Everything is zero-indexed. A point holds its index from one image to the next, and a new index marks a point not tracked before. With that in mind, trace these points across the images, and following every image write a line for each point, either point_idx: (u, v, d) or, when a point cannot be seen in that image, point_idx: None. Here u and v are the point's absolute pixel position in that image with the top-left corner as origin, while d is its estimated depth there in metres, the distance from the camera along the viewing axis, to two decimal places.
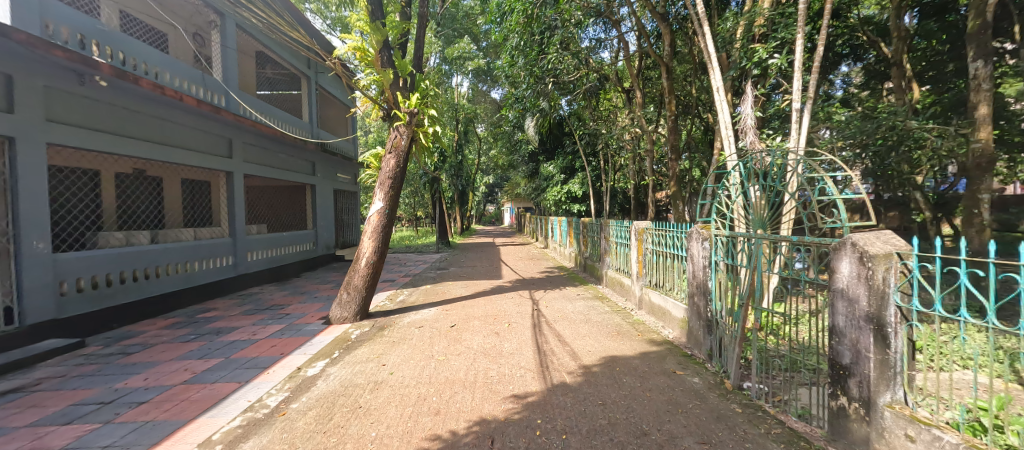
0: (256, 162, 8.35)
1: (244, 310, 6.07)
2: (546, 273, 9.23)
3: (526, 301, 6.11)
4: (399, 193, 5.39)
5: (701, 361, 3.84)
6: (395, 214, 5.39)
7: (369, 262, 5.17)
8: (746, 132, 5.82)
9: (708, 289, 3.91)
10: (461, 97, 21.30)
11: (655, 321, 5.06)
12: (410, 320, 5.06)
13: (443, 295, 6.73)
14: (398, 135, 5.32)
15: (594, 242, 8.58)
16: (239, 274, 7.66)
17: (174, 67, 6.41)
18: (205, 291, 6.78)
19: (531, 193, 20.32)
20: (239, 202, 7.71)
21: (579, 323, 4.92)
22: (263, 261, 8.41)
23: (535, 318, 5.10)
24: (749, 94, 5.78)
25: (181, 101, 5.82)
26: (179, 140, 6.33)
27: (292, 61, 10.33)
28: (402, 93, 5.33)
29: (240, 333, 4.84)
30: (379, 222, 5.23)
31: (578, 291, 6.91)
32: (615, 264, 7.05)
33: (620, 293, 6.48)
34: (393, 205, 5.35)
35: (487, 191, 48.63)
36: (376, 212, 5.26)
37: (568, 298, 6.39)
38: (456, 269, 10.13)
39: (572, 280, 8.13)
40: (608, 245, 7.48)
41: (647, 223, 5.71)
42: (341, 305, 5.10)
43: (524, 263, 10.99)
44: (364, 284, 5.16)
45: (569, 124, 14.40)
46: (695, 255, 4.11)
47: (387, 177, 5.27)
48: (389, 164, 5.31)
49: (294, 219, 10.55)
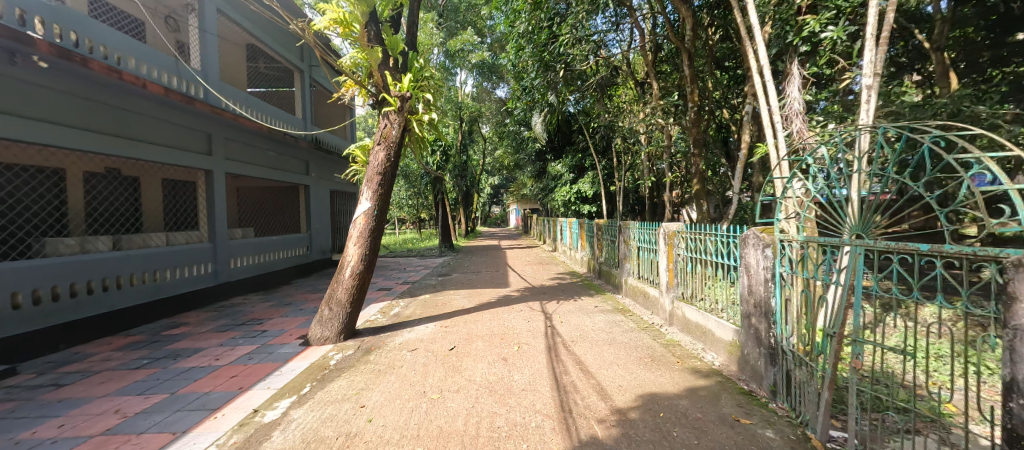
0: (240, 159, 7.65)
1: (216, 326, 5.33)
2: (557, 279, 8.42)
3: (538, 316, 5.31)
4: (389, 192, 4.60)
5: (764, 400, 3.02)
6: (385, 216, 4.61)
7: (354, 273, 4.39)
8: (792, 118, 4.98)
9: (772, 310, 3.08)
10: (465, 95, 20.62)
11: (693, 341, 4.26)
12: (402, 342, 4.29)
13: (443, 307, 5.96)
14: (388, 123, 4.53)
15: (611, 246, 7.76)
16: (220, 282, 6.96)
17: (141, 52, 5.73)
18: (177, 302, 6.06)
19: (536, 193, 19.57)
20: (219, 204, 7.01)
21: (603, 345, 4.11)
22: (248, 268, 7.70)
23: (550, 338, 4.30)
24: (796, 75, 4.96)
25: (144, 89, 5.14)
26: (144, 134, 5.65)
27: (283, 52, 9.65)
28: (392, 75, 4.57)
29: (202, 357, 4.09)
30: (366, 225, 4.45)
31: (595, 302, 6.09)
32: (638, 272, 6.21)
33: (645, 305, 5.65)
34: (383, 205, 4.56)
35: (492, 192, 47.93)
36: (362, 213, 4.47)
37: (585, 310, 5.60)
38: (459, 275, 9.36)
39: (587, 288, 7.32)
40: (628, 251, 6.63)
41: (679, 225, 4.93)
42: (322, 323, 4.35)
43: (532, 268, 10.17)
44: (348, 298, 4.39)
45: (579, 120, 13.60)
46: (751, 266, 3.28)
47: (375, 173, 4.48)
48: (377, 158, 4.51)
49: (286, 222, 9.84)
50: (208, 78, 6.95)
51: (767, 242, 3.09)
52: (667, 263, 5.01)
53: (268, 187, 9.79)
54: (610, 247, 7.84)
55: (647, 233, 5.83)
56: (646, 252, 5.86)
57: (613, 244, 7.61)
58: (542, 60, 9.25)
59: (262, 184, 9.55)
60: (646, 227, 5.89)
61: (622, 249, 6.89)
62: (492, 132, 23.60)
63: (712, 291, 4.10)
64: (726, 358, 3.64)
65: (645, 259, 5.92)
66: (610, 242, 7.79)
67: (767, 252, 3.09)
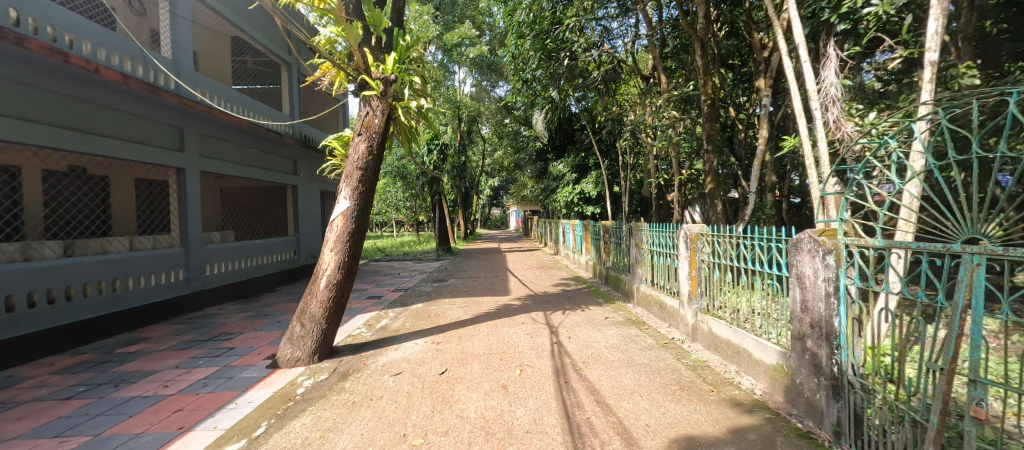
0: (218, 157, 7.06)
1: (179, 341, 4.72)
2: (561, 286, 7.82)
3: (542, 329, 4.70)
4: (372, 189, 4.00)
5: (827, 445, 2.41)
6: (367, 217, 4.02)
7: (330, 283, 3.79)
8: (831, 106, 4.40)
9: (835, 331, 2.48)
10: (463, 95, 20.09)
11: (723, 362, 3.65)
12: (384, 364, 3.67)
13: (436, 319, 5.35)
14: (370, 111, 3.94)
15: (620, 250, 7.15)
16: (193, 291, 6.35)
17: (101, 35, 5.12)
18: (141, 314, 5.45)
19: (537, 194, 18.99)
20: (192, 205, 6.41)
21: (620, 368, 3.50)
22: (226, 275, 7.09)
23: (557, 359, 3.70)
24: (833, 56, 4.39)
25: (99, 74, 4.55)
26: (102, 127, 5.04)
27: (269, 44, 9.09)
28: (375, 55, 3.99)
29: (149, 383, 3.48)
30: (344, 227, 3.85)
31: (605, 313, 5.48)
32: (652, 280, 5.60)
33: (662, 317, 5.06)
34: (365, 204, 3.96)
35: (493, 194, 47.45)
36: (340, 215, 3.86)
37: (595, 323, 4.99)
38: (456, 280, 8.75)
39: (595, 296, 6.71)
40: (640, 256, 6.03)
41: (702, 227, 4.34)
42: (293, 342, 3.74)
43: (533, 273, 9.55)
44: (324, 313, 3.78)
45: (583, 119, 13.03)
46: (806, 276, 2.67)
47: (356, 168, 3.88)
48: (357, 150, 3.91)
49: (272, 225, 9.25)
50: (181, 67, 6.36)
51: (830, 248, 2.48)
52: (688, 271, 4.38)
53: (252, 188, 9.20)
54: (619, 251, 7.22)
55: (664, 237, 5.22)
56: (662, 258, 5.24)
57: (623, 248, 7.00)
58: (544, 49, 8.68)
59: (246, 185, 8.96)
60: (662, 231, 5.27)
61: (632, 254, 6.28)
62: (492, 133, 23.04)
63: (748, 304, 3.50)
64: (769, 385, 3.06)
65: (661, 266, 5.29)
66: (620, 246, 7.18)
67: (830, 260, 2.47)
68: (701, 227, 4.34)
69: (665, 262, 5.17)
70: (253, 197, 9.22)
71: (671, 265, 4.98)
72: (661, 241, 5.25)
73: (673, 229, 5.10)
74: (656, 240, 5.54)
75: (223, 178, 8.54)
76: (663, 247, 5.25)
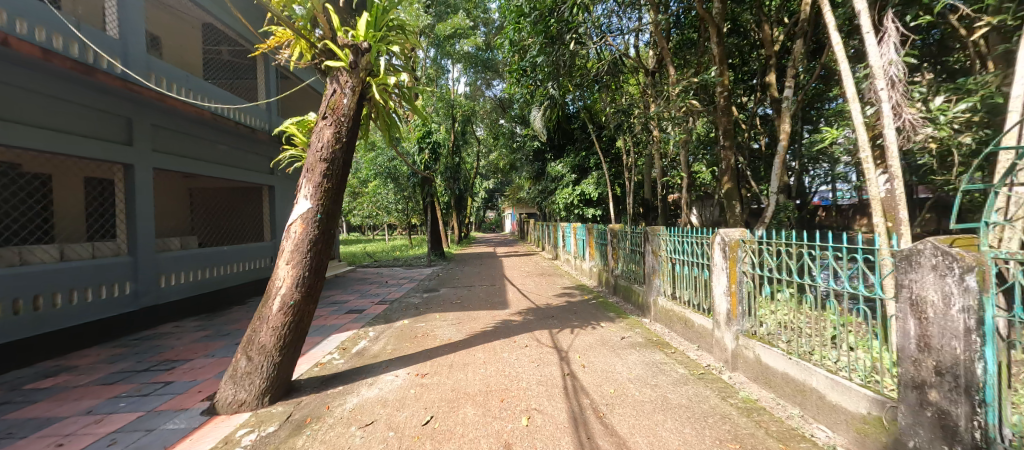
0: (177, 152, 6.22)
1: (108, 373, 3.86)
2: (564, 296, 7.07)
3: (550, 355, 3.92)
4: (340, 187, 3.20)
5: None
6: (334, 220, 3.23)
7: (286, 305, 2.99)
8: (896, 87, 3.69)
9: (978, 383, 1.72)
10: (457, 94, 19.46)
11: (780, 403, 2.91)
12: (351, 409, 2.87)
13: (424, 340, 4.55)
14: (337, 88, 3.14)
15: (632, 257, 6.40)
16: (143, 307, 5.49)
17: (21, 5, 4.27)
18: (74, 335, 4.60)
19: (534, 196, 18.22)
20: (143, 208, 5.56)
21: (655, 414, 2.72)
22: (185, 287, 6.23)
23: (572, 399, 2.93)
24: (893, 29, 3.71)
25: (9, 46, 3.70)
26: (21, 113, 4.18)
27: (243, 30, 8.28)
28: (343, 20, 3.20)
29: (39, 440, 2.63)
30: (304, 234, 3.05)
31: (621, 332, 4.72)
32: (675, 293, 4.83)
33: (689, 338, 4.32)
34: (331, 205, 3.17)
35: (487, 198, 46.75)
36: (299, 219, 3.06)
37: (611, 345, 4.24)
38: (448, 290, 7.95)
39: (605, 309, 5.92)
40: (658, 265, 5.27)
41: (743, 233, 3.60)
42: (236, 381, 2.93)
43: (533, 281, 8.79)
44: (278, 343, 2.98)
45: (584, 116, 12.30)
46: (924, 301, 1.93)
47: (318, 160, 3.09)
48: (321, 137, 3.12)
49: (245, 229, 8.40)
50: (129, 49, 5.53)
51: (972, 265, 1.72)
52: (725, 285, 3.62)
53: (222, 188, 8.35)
54: (631, 258, 6.45)
55: (690, 243, 4.46)
56: (688, 268, 4.48)
57: (636, 254, 6.22)
58: (545, 34, 8.00)
59: (215, 185, 8.11)
60: (688, 236, 4.51)
61: (648, 262, 5.53)
62: (487, 134, 22.27)
63: (818, 329, 2.76)
64: (856, 442, 2.31)
65: (687, 277, 4.53)
66: (632, 253, 6.40)
67: (972, 281, 1.71)
68: (742, 232, 3.58)
69: (692, 273, 4.41)
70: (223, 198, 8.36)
71: (701, 277, 4.21)
72: (688, 247, 4.47)
73: (701, 234, 4.34)
74: (680, 245, 4.78)
75: (188, 178, 7.68)
76: (689, 255, 4.49)
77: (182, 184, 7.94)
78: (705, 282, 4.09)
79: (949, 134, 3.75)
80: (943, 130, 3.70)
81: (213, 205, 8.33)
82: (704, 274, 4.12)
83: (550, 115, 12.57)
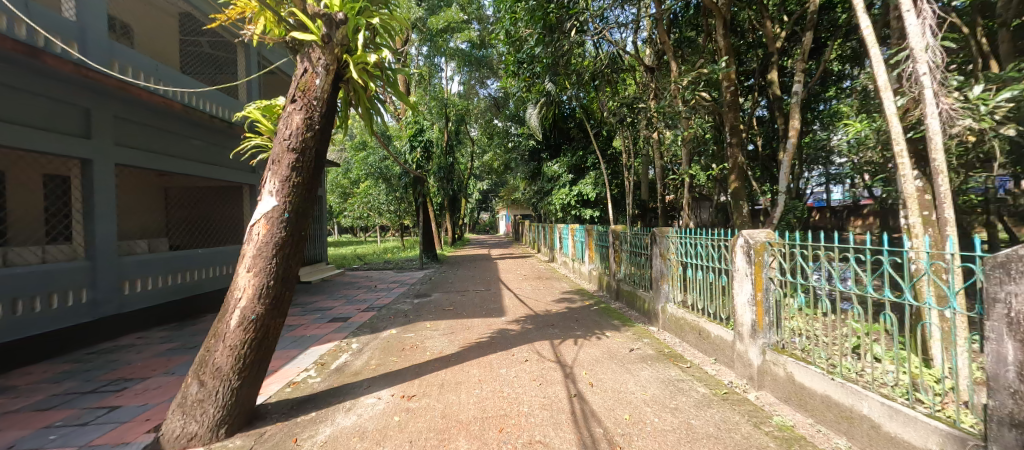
0: (144, 147, 5.72)
1: (47, 395, 3.36)
2: (564, 301, 6.67)
3: (553, 370, 3.50)
4: (312, 183, 2.77)
5: None
6: (306, 220, 2.79)
7: (246, 320, 2.54)
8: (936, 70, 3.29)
9: None
10: (450, 93, 19.10)
11: (822, 431, 2.52)
12: (322, 443, 2.42)
13: (412, 353, 4.11)
14: (308, 65, 2.70)
15: (636, 261, 6.00)
16: (102, 317, 4.98)
17: None
18: (17, 349, 4.08)
19: (529, 198, 17.82)
20: (104, 207, 5.07)
21: (681, 447, 2.31)
22: (152, 294, 5.73)
23: (582, 428, 2.51)
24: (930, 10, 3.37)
25: None
26: None
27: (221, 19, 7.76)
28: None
29: None
30: (269, 236, 2.60)
31: (629, 343, 4.31)
32: (688, 300, 4.43)
33: (705, 351, 3.92)
34: (302, 203, 2.73)
35: (480, 200, 46.33)
36: (262, 219, 2.61)
37: (620, 358, 3.83)
38: (441, 295, 7.51)
39: (609, 316, 5.52)
40: (667, 270, 4.87)
41: (767, 235, 3.23)
42: (185, 410, 2.48)
43: (530, 285, 8.38)
44: (236, 365, 2.53)
45: (582, 114, 11.93)
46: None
47: (285, 150, 2.65)
48: (289, 123, 2.67)
49: (224, 231, 7.88)
50: (89, 34, 5.05)
51: None
52: (751, 294, 3.22)
53: (199, 188, 7.83)
54: (635, 262, 6.06)
55: (705, 246, 4.06)
56: (704, 274, 4.08)
57: (641, 258, 5.82)
58: (542, 25, 7.64)
59: (191, 184, 7.60)
60: (703, 239, 4.11)
61: (655, 267, 5.13)
62: (481, 134, 21.88)
63: (869, 347, 2.37)
64: None
65: (702, 284, 4.13)
66: (636, 256, 6.00)
67: None
68: (769, 235, 3.19)
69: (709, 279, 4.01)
70: (200, 198, 7.85)
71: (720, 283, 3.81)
72: (703, 251, 4.07)
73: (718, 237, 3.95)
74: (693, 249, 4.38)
75: (161, 176, 7.17)
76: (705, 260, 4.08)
77: (155, 182, 7.43)
78: (725, 289, 3.69)
79: (989, 126, 3.41)
80: (986, 121, 3.29)
81: (189, 205, 7.82)
82: (724, 280, 3.72)
83: (547, 113, 12.19)
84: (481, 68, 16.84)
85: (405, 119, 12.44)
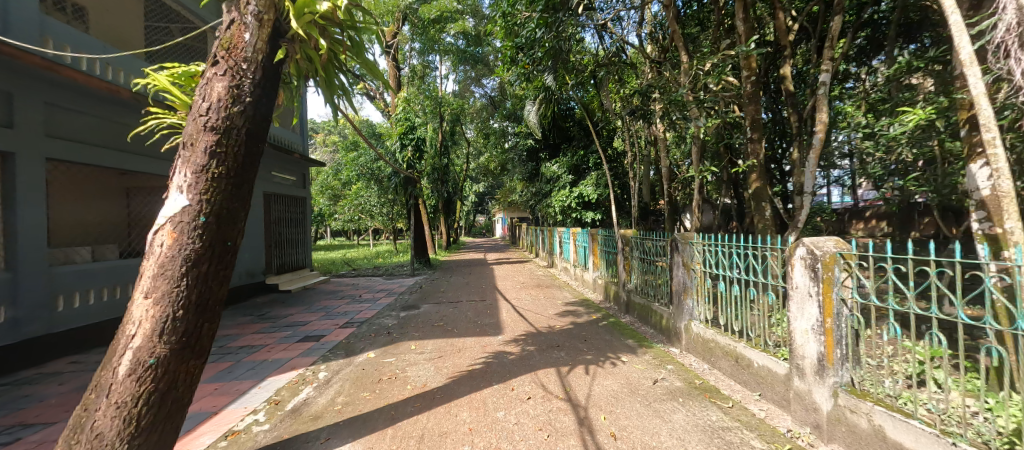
0: (86, 139, 5.00)
1: None
2: (569, 315, 5.94)
3: (564, 414, 2.77)
4: (240, 177, 2.04)
5: None
6: (233, 227, 2.05)
7: (141, 366, 1.82)
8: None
9: None
10: (446, 91, 18.46)
11: None
12: None
13: (390, 386, 3.36)
14: (236, 15, 2.00)
15: (651, 270, 5.28)
16: (24, 338, 4.20)
17: None
18: None
19: (526, 200, 17.11)
20: (30, 208, 4.34)
21: None
22: (92, 310, 4.97)
23: None
24: None
25: None
26: None
27: None
28: None
29: None
30: (175, 248, 1.88)
31: (652, 371, 3.59)
32: (722, 319, 3.73)
33: (748, 384, 3.20)
34: (228, 203, 2.00)
35: (475, 202, 45.63)
36: (167, 224, 1.89)
37: (645, 394, 3.12)
38: (431, 307, 6.76)
39: (622, 335, 4.79)
40: (693, 284, 4.16)
41: (835, 243, 2.52)
42: None
43: (529, 294, 7.66)
44: (125, 430, 1.81)
45: (584, 111, 11.29)
46: None
47: (201, 129, 1.92)
48: (208, 94, 1.95)
49: None
50: (11, 4, 4.30)
51: None
52: (817, 317, 2.51)
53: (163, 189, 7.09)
54: (649, 272, 5.33)
55: (748, 257, 3.36)
56: (746, 291, 3.38)
57: (656, 267, 5.10)
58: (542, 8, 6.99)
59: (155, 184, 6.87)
60: (744, 249, 3.42)
61: (676, 279, 4.42)
62: (477, 135, 21.25)
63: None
64: None
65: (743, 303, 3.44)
66: (650, 265, 5.28)
67: None
68: (840, 244, 2.50)
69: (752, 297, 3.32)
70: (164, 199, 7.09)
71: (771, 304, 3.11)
72: (744, 264, 3.38)
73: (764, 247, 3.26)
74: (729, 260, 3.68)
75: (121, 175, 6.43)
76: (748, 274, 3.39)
77: (115, 183, 6.70)
78: (779, 311, 2.98)
79: None
80: None
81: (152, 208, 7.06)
82: (779, 301, 3.02)
83: (547, 110, 11.54)
84: (477, 66, 16.29)
85: (395, 115, 11.74)
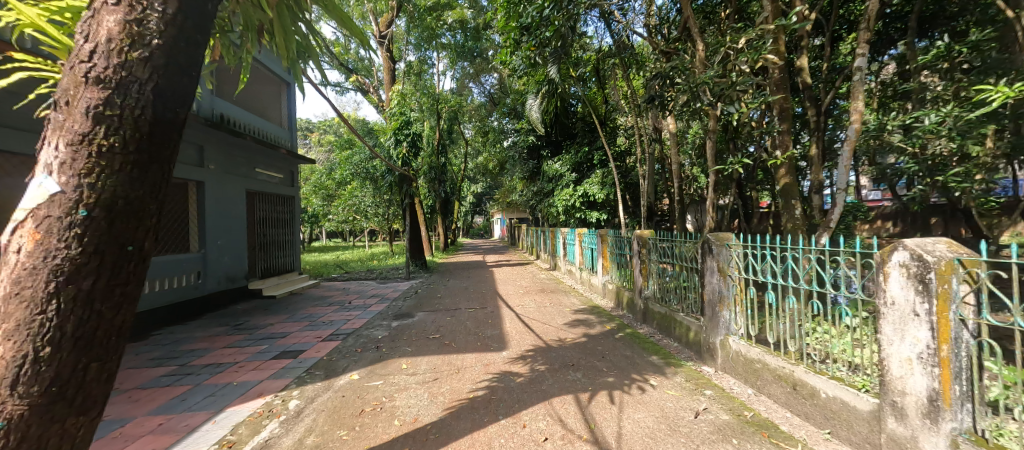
0: None
1: None
2: (580, 325, 5.31)
3: None
4: (145, 149, 1.40)
5: None
6: (138, 223, 1.40)
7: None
8: None
9: None
10: (442, 89, 17.96)
11: None
12: None
13: (373, 422, 2.73)
14: None
15: (675, 275, 4.67)
16: None
17: None
18: None
19: (526, 200, 16.52)
20: None
21: None
22: None
23: None
24: None
25: None
26: None
27: None
28: None
29: None
30: (37, 253, 1.27)
31: (692, 401, 2.97)
32: (772, 336, 3.15)
33: (815, 420, 2.58)
34: (125, 189, 1.36)
35: (473, 204, 45.07)
36: (29, 220, 1.29)
37: (690, 434, 2.50)
38: (426, 315, 6.13)
39: (644, 350, 4.17)
40: (732, 293, 3.55)
41: (947, 247, 1.93)
42: None
43: (533, 300, 7.04)
44: None
45: (588, 105, 10.72)
46: None
47: (81, 81, 1.32)
48: (94, 29, 1.36)
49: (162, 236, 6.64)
50: None
51: None
52: (927, 340, 1.91)
53: None
54: (673, 277, 4.72)
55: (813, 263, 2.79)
56: (809, 304, 2.80)
57: (683, 273, 4.48)
58: None
59: None
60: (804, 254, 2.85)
61: (708, 287, 3.82)
62: (475, 133, 20.68)
63: None
64: None
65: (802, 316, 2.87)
66: (674, 270, 4.67)
67: None
68: (954, 247, 1.93)
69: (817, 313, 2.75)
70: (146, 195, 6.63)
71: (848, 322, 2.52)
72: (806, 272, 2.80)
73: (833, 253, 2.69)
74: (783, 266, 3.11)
75: None
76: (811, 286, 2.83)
77: None
78: (862, 331, 2.39)
79: None
80: None
81: None
82: (859, 319, 2.42)
83: (549, 104, 10.98)
84: (475, 61, 15.78)
85: (389, 109, 11.14)
